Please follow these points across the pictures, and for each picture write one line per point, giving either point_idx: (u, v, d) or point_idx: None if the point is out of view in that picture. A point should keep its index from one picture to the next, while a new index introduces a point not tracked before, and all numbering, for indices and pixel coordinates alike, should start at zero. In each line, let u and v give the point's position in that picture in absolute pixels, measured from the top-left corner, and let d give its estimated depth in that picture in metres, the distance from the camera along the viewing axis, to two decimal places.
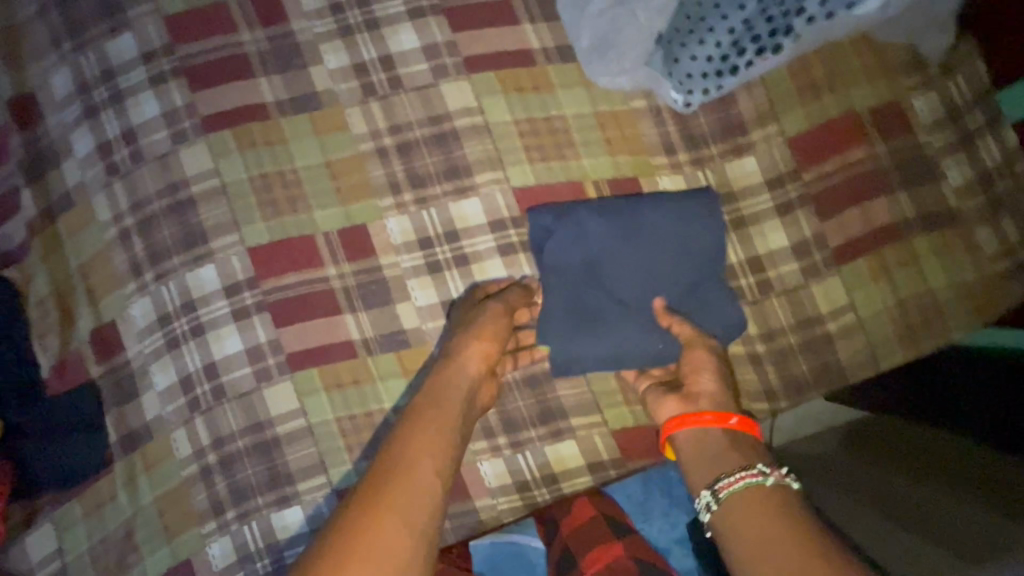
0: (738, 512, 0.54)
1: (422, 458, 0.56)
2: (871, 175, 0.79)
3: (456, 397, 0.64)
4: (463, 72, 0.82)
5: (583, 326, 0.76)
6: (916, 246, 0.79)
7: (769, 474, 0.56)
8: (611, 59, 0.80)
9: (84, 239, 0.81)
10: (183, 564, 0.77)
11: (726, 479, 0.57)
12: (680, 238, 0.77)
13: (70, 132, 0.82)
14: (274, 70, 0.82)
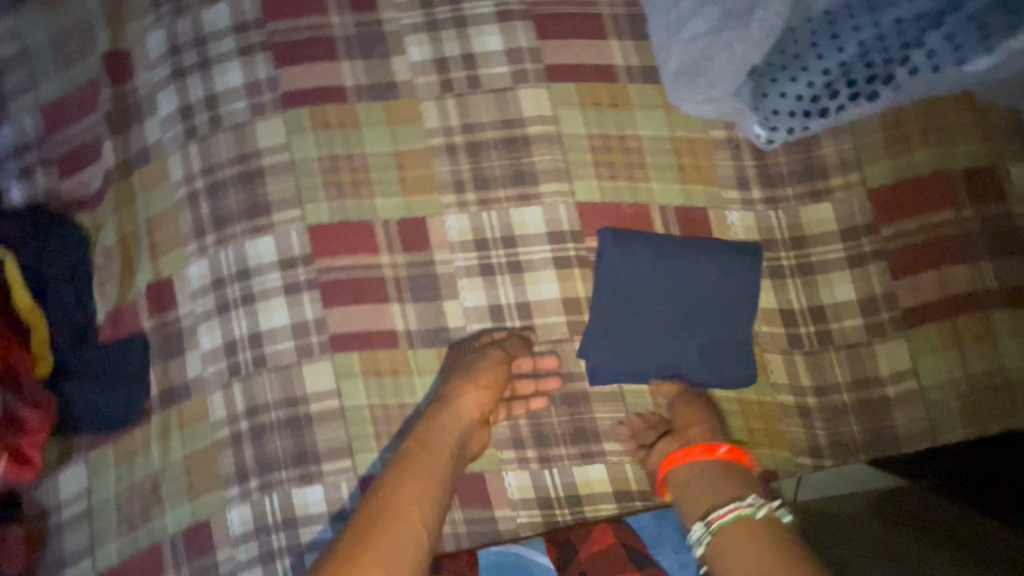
0: (731, 545, 0.60)
1: (410, 514, 0.61)
2: (955, 241, 0.76)
3: (446, 442, 0.68)
4: (543, 80, 0.82)
5: (625, 348, 0.77)
6: (995, 321, 0.75)
7: (759, 508, 0.62)
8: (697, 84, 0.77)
9: (155, 195, 0.83)
10: (204, 523, 0.79)
11: (716, 511, 0.63)
12: (716, 294, 0.77)
13: (156, 90, 0.84)
14: (358, 54, 0.83)
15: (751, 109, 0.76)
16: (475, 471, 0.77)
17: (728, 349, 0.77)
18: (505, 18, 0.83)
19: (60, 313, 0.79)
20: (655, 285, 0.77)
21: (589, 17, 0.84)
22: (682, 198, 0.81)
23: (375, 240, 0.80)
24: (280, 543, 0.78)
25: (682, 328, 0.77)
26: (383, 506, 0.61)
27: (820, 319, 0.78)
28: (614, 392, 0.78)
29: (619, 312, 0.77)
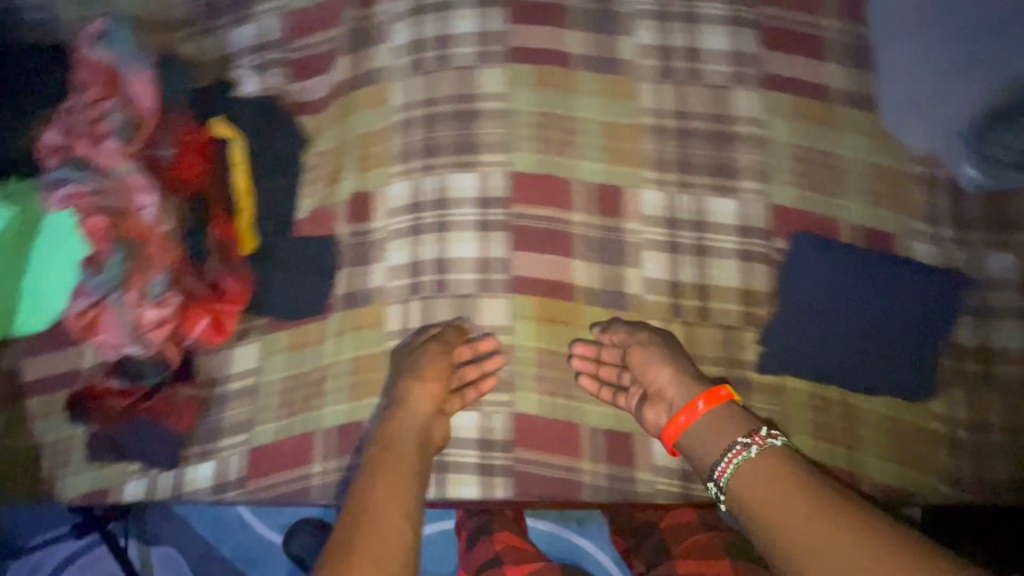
0: (745, 485, 0.62)
1: (388, 513, 0.64)
2: None
3: (406, 438, 0.73)
4: (760, 85, 0.84)
5: (801, 346, 0.79)
6: None
7: (753, 446, 0.64)
8: (917, 117, 0.80)
9: (373, 114, 0.88)
10: (358, 424, 0.83)
11: (719, 467, 0.65)
12: (912, 315, 0.77)
13: (393, 20, 0.89)
14: (589, 27, 0.87)
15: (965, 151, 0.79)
16: (626, 432, 0.82)
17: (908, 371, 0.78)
18: (734, 23, 0.86)
19: (270, 201, 0.85)
20: (850, 292, 0.78)
21: (814, 37, 0.85)
22: (871, 219, 0.81)
23: (573, 198, 0.84)
24: None
25: (868, 340, 0.78)
26: (361, 507, 0.65)
27: (981, 360, 0.79)
28: (773, 385, 0.80)
29: (806, 312, 0.79)
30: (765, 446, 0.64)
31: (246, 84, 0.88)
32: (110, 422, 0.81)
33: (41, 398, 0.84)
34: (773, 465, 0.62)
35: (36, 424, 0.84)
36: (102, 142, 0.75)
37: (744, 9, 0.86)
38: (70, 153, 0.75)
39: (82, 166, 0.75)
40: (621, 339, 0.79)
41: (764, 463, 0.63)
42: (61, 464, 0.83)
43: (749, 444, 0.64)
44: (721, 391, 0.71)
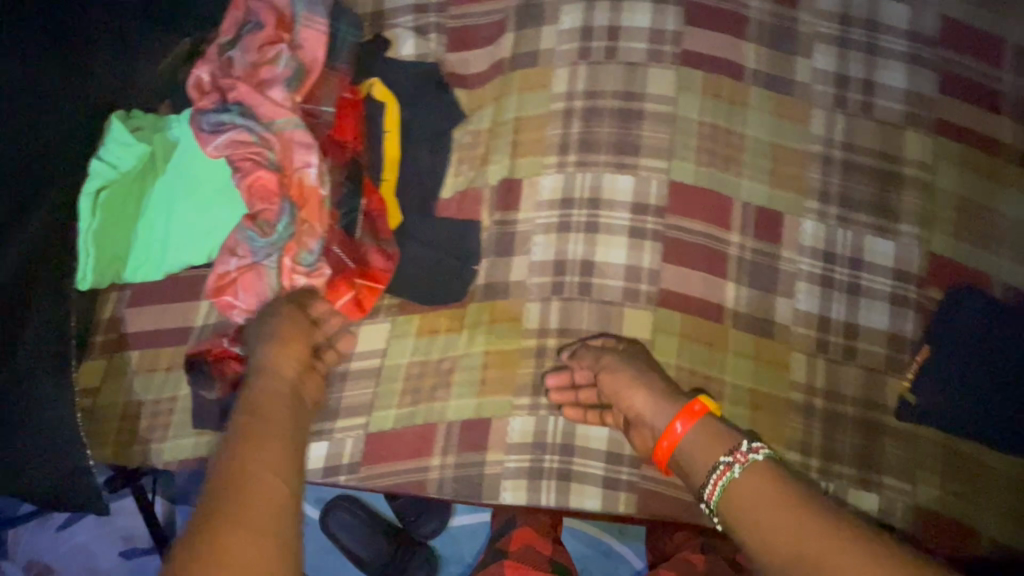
0: (739, 514, 0.55)
1: (248, 472, 0.46)
2: None
3: (281, 406, 0.54)
4: (932, 129, 0.83)
5: (954, 396, 0.77)
6: None
7: (735, 464, 0.58)
8: None
9: (532, 98, 0.83)
10: (483, 421, 0.79)
11: (706, 488, 0.59)
12: None
13: (564, 3, 0.84)
14: (766, 43, 0.85)
15: None
16: None
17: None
18: (914, 61, 0.84)
19: (417, 175, 0.80)
20: (1010, 349, 0.76)
21: (991, 88, 0.83)
22: None
23: (731, 218, 0.82)
24: (552, 464, 0.79)
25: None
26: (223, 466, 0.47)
27: None
28: (910, 433, 0.79)
29: (961, 361, 0.77)
30: (747, 462, 0.58)
31: (404, 46, 0.84)
32: (225, 391, 0.74)
33: (144, 352, 0.78)
34: (769, 482, 0.56)
35: (139, 378, 0.78)
36: (270, 89, 0.72)
37: (925, 47, 0.84)
38: (232, 97, 0.71)
39: (246, 111, 0.71)
40: (588, 364, 0.75)
41: (755, 480, 0.56)
42: (162, 425, 0.77)
43: (731, 462, 0.59)
44: (694, 406, 0.65)
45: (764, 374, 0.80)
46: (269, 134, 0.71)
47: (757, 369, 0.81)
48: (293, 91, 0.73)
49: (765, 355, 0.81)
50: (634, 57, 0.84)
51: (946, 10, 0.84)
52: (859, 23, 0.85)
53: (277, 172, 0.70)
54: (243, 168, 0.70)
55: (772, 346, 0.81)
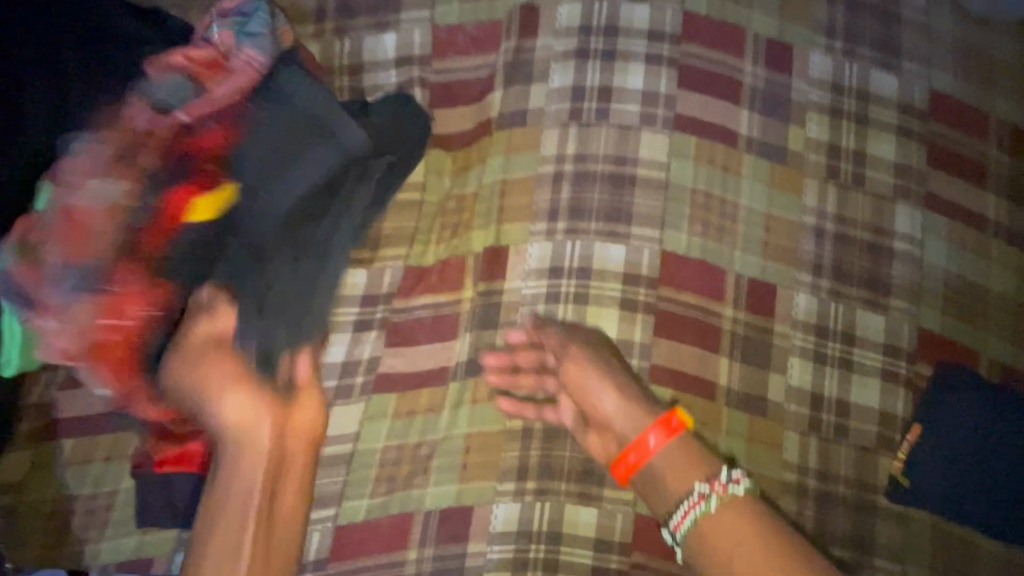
0: (705, 541, 0.63)
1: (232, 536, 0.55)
2: None
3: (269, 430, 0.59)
4: (920, 204, 0.82)
5: (948, 473, 0.76)
6: None
7: (711, 495, 0.64)
8: None
9: (519, 160, 0.79)
10: (464, 510, 0.74)
11: (675, 518, 0.66)
12: None
13: (553, 61, 0.81)
14: (759, 109, 0.82)
15: None
16: None
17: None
18: (903, 132, 0.83)
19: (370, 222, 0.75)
20: (1002, 427, 0.76)
21: (977, 164, 0.83)
22: (1011, 357, 0.80)
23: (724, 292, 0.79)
24: (538, 553, 0.74)
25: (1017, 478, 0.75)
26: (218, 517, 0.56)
27: None
28: (899, 512, 0.77)
29: (956, 438, 0.77)
30: (724, 497, 0.64)
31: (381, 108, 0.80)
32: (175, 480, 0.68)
33: (81, 440, 0.70)
34: (740, 516, 0.63)
35: (71, 471, 0.69)
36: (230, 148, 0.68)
37: (914, 121, 0.83)
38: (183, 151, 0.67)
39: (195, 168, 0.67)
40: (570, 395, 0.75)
41: (728, 514, 0.63)
42: (96, 525, 0.69)
43: (708, 492, 0.64)
44: (672, 421, 0.69)
45: (758, 454, 0.77)
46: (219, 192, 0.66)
47: (750, 449, 0.77)
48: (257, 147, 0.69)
49: (758, 434, 0.78)
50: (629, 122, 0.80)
51: (935, 82, 0.84)
52: (852, 93, 0.83)
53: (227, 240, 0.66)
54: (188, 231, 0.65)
55: (763, 425, 0.78)
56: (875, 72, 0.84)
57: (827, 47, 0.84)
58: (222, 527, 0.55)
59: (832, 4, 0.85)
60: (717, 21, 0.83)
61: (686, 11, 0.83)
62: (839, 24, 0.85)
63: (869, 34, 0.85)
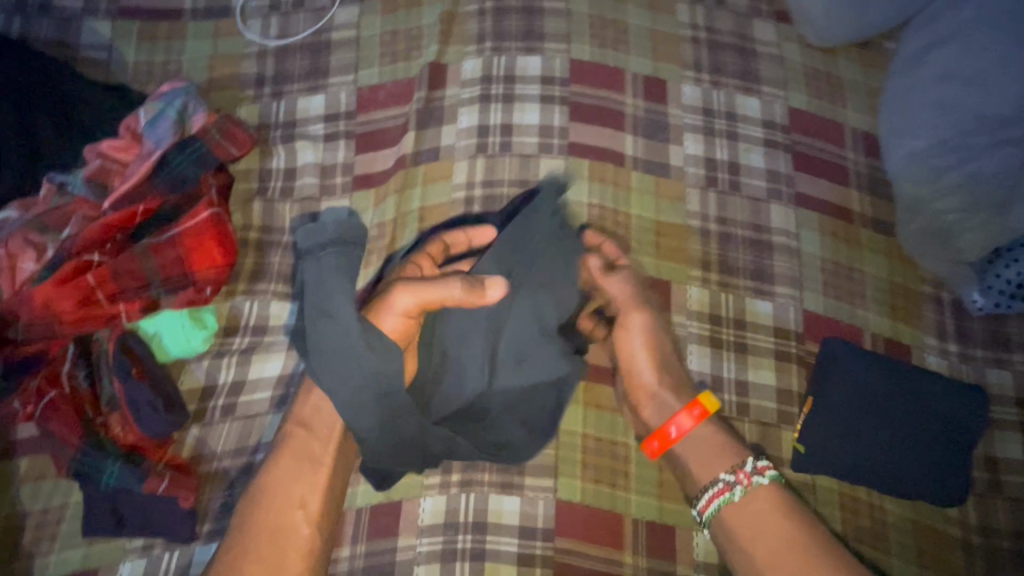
0: (732, 521, 0.74)
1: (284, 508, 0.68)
2: (1005, 398, 0.86)
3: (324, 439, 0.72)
4: (792, 202, 0.93)
5: (847, 441, 0.81)
6: (1005, 481, 0.83)
7: (737, 485, 0.74)
8: (944, 249, 0.88)
9: (435, 189, 0.88)
10: (393, 505, 0.80)
11: (703, 500, 0.76)
12: (938, 424, 0.81)
13: (460, 106, 0.93)
14: (642, 134, 0.95)
15: (976, 278, 0.88)
16: (669, 525, 0.81)
17: (948, 471, 0.80)
18: (770, 144, 0.96)
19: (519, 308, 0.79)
20: (889, 394, 0.82)
21: (839, 165, 0.95)
22: (891, 331, 0.88)
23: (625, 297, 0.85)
24: (465, 544, 0.78)
25: (907, 437, 0.81)
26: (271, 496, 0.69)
27: (991, 469, 0.83)
28: (806, 482, 0.82)
29: (850, 407, 0.82)
30: (750, 487, 0.74)
31: (302, 181, 0.89)
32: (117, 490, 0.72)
33: (35, 459, 0.76)
34: (757, 505, 0.74)
35: (25, 488, 0.75)
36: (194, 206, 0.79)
37: (778, 133, 0.96)
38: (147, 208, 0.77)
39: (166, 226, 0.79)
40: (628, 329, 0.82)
41: (758, 499, 0.74)
42: (44, 538, 0.73)
43: (733, 482, 0.75)
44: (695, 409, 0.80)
45: None
46: (182, 243, 0.77)
47: None
48: (217, 200, 0.79)
49: None
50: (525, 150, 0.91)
51: (792, 102, 0.98)
52: (720, 114, 0.97)
53: (198, 288, 0.78)
54: (173, 282, 0.77)
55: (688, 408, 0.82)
56: (740, 96, 0.98)
57: (695, 79, 0.98)
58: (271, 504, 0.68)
59: (696, 44, 1.00)
60: (600, 65, 0.97)
61: (573, 59, 0.97)
62: (704, 60, 1.00)
63: (730, 67, 0.99)
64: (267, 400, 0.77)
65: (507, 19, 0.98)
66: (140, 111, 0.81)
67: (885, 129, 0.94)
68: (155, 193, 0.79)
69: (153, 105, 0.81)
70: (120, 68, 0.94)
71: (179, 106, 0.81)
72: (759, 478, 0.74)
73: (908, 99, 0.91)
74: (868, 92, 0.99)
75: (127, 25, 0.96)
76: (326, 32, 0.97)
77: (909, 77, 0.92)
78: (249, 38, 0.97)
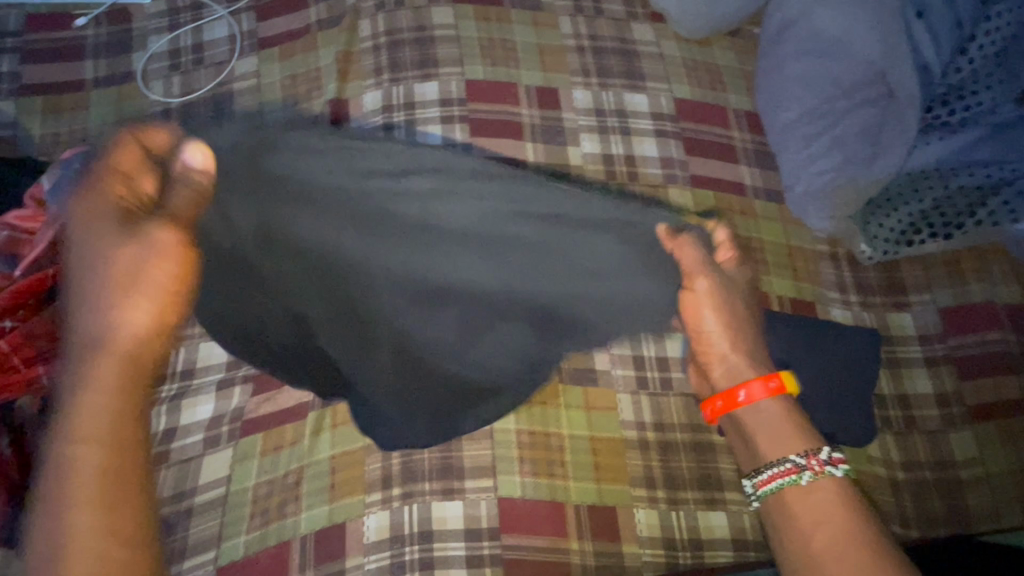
0: (789, 501, 0.62)
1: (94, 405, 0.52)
2: (908, 337, 0.91)
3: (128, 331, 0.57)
4: (689, 184, 0.98)
5: None
6: (921, 415, 0.87)
7: (805, 469, 0.62)
8: (824, 208, 0.94)
9: None
10: (337, 528, 0.79)
11: (762, 476, 0.65)
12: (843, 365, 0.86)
13: None
14: (540, 139, 1.00)
15: (861, 231, 0.94)
16: (609, 506, 0.83)
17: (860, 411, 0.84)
18: (661, 133, 1.01)
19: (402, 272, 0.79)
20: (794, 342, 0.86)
21: (726, 145, 1.01)
22: (795, 291, 0.93)
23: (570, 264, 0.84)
24: (412, 555, 0.78)
25: (826, 384, 0.83)
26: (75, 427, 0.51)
27: (905, 406, 0.88)
28: None
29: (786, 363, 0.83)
30: (820, 474, 0.61)
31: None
32: None
33: None
34: (828, 495, 0.60)
35: None
36: None
37: (667, 123, 1.02)
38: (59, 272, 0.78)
39: None
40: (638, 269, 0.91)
41: (823, 488, 0.61)
42: None
43: (801, 464, 0.62)
44: (773, 381, 0.71)
45: (599, 419, 0.88)
46: None
47: (590, 416, 0.88)
48: None
49: (595, 403, 0.89)
50: (489, 119, 1.00)
51: (676, 93, 1.04)
52: (612, 113, 1.03)
53: None
54: None
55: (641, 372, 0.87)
56: (628, 94, 1.04)
57: (584, 84, 1.05)
58: (87, 401, 0.52)
59: (581, 52, 1.07)
60: (493, 81, 1.03)
61: (468, 80, 1.02)
62: (590, 66, 1.06)
63: (615, 69, 1.06)
64: (200, 443, 0.84)
65: (401, 50, 1.03)
66: (43, 178, 0.83)
67: (763, 99, 1.01)
68: None
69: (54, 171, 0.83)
70: (26, 143, 0.96)
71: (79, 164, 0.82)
72: (830, 468, 0.61)
73: (778, 77, 0.98)
74: (745, 76, 1.07)
75: (31, 101, 0.99)
76: (228, 84, 1.02)
77: (774, 55, 1.00)
78: (153, 98, 1.01)
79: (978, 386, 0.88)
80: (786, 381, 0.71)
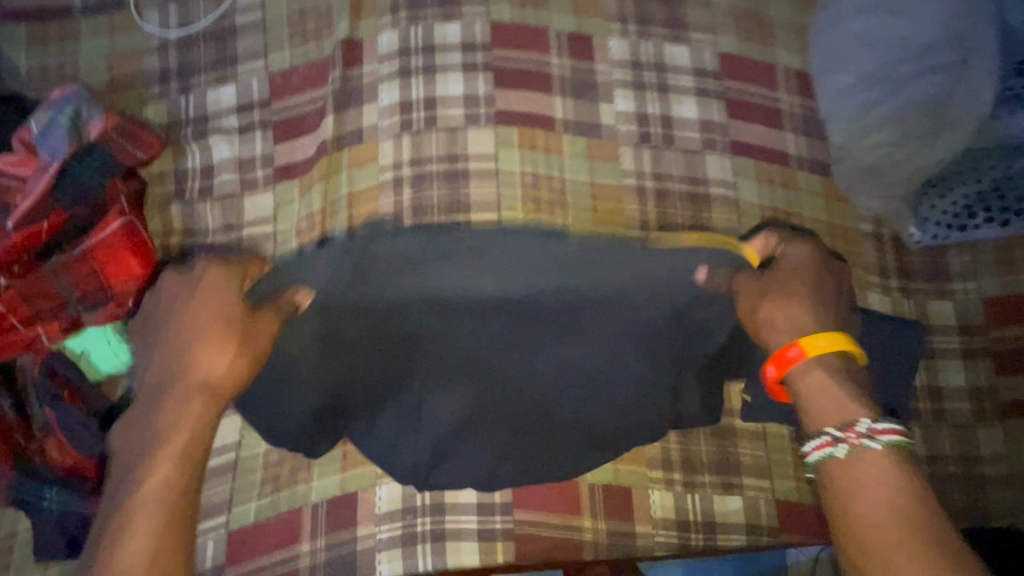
0: (838, 482, 0.56)
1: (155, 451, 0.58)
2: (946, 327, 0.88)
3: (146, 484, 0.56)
4: (728, 151, 0.91)
5: None
6: (952, 408, 0.85)
7: (843, 444, 0.56)
8: (875, 187, 0.87)
9: (359, 174, 0.85)
10: (349, 497, 0.78)
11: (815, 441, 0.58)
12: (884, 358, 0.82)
13: (380, 83, 0.89)
14: (571, 94, 0.92)
15: (911, 212, 0.87)
16: (624, 486, 0.82)
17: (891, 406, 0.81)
18: (702, 92, 0.93)
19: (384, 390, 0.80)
20: None
21: (772, 108, 0.93)
22: None
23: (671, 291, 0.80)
24: (425, 526, 0.78)
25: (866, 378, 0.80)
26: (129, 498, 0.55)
27: (936, 399, 0.85)
28: (757, 430, 0.84)
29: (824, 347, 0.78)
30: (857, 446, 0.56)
31: (221, 179, 0.86)
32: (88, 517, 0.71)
33: None
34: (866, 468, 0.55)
35: None
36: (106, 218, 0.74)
37: (709, 81, 0.94)
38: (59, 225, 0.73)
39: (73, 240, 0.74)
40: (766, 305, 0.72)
41: (873, 474, 0.54)
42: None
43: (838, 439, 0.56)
44: (818, 339, 0.63)
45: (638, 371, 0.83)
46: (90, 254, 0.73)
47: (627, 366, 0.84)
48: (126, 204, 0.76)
49: None
50: (516, 69, 0.91)
51: (721, 47, 0.95)
52: (650, 68, 0.94)
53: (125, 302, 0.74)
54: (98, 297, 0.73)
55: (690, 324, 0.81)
56: (669, 46, 0.95)
57: (622, 32, 0.95)
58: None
59: None
60: (522, 25, 0.93)
61: (493, 23, 0.92)
62: (629, 11, 0.96)
63: (656, 16, 0.96)
64: None
65: None
66: (31, 122, 0.75)
67: (818, 57, 0.90)
68: (59, 208, 0.74)
69: (44, 113, 0.75)
70: (11, 77, 0.89)
71: (72, 113, 0.75)
72: (871, 441, 0.55)
73: (832, 36, 0.88)
74: (798, 29, 0.97)
75: (14, 31, 0.91)
76: (229, 17, 0.92)
77: (833, 8, 0.89)
78: (147, 30, 0.92)
79: (1010, 383, 0.86)
80: (833, 341, 0.63)
